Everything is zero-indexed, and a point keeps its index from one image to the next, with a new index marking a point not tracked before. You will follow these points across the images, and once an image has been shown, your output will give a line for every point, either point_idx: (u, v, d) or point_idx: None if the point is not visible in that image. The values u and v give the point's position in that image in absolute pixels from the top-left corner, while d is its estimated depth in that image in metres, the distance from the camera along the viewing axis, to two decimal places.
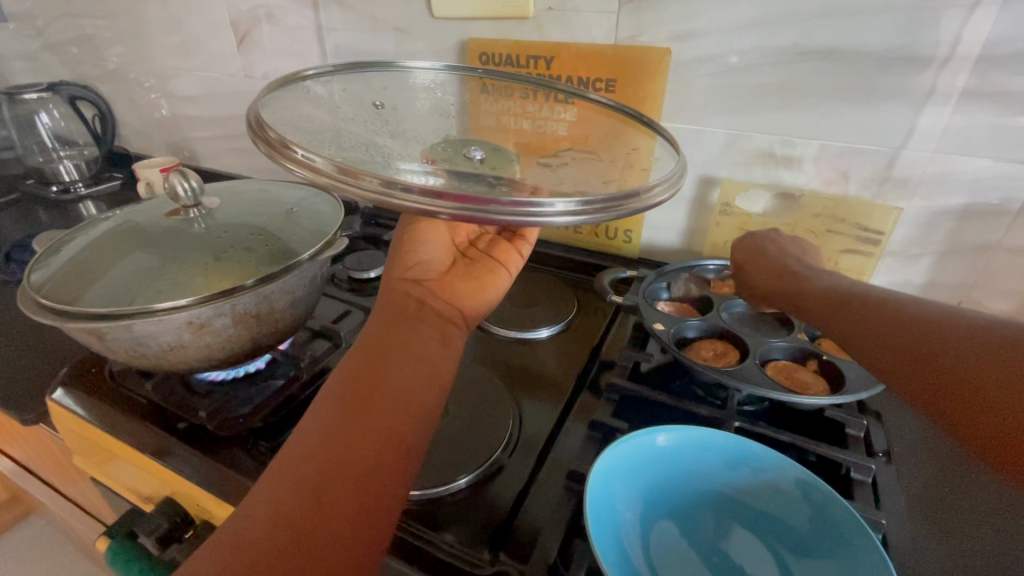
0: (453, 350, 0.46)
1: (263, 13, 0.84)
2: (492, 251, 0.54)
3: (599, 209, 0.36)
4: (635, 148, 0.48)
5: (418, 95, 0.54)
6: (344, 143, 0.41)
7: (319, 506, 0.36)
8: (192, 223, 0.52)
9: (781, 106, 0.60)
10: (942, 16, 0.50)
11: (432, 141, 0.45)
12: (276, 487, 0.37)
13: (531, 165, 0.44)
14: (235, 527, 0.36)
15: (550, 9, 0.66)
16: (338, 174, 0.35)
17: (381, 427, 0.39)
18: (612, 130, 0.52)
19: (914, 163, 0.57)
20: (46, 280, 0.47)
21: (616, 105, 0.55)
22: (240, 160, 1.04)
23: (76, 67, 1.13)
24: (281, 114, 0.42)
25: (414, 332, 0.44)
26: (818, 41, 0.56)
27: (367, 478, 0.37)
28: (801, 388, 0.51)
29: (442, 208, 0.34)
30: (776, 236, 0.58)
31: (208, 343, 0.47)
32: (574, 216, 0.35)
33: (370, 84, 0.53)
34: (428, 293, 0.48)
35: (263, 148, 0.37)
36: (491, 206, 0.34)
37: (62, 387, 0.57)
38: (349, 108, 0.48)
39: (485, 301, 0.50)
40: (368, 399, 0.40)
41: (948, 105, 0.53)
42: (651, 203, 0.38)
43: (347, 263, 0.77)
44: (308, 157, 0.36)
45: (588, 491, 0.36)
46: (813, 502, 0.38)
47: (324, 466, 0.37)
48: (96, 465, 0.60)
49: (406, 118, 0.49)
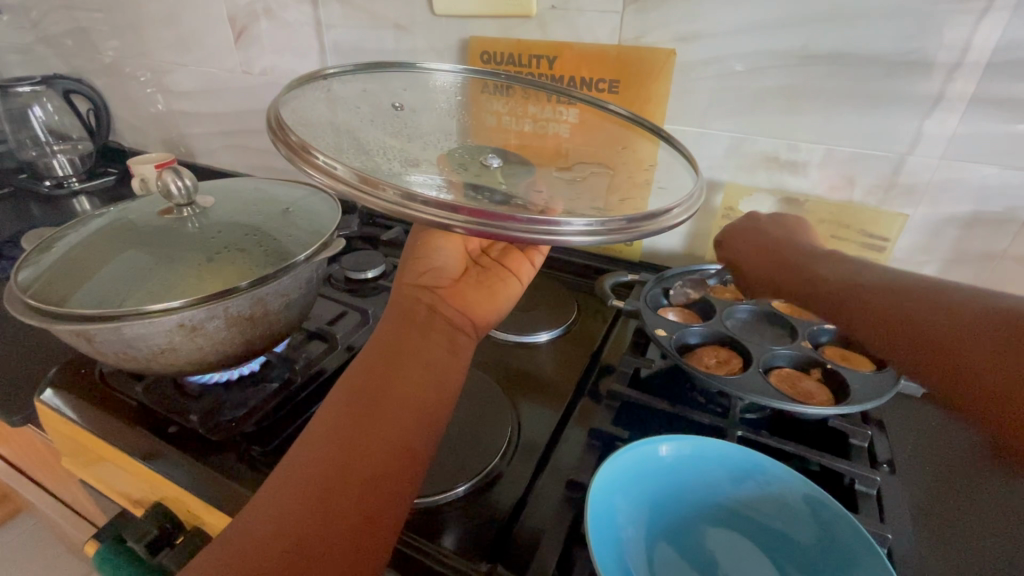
0: (462, 357, 0.44)
1: (262, 9, 0.82)
2: (505, 259, 0.52)
3: (617, 231, 0.35)
4: (655, 161, 0.47)
5: (437, 98, 0.53)
6: (359, 146, 0.39)
7: (322, 511, 0.35)
8: (186, 222, 0.51)
9: (786, 110, 0.59)
10: (953, 21, 0.49)
11: (449, 146, 0.44)
12: (282, 490, 0.36)
13: (545, 176, 0.43)
14: (239, 529, 0.36)
15: (554, 8, 0.65)
16: (357, 181, 0.34)
17: (391, 433, 0.38)
18: (622, 138, 0.51)
19: (920, 169, 0.56)
20: (35, 279, 0.46)
21: (633, 116, 0.54)
22: (237, 156, 1.03)
23: (71, 60, 1.11)
24: (303, 115, 0.41)
25: (423, 339, 0.43)
26: (826, 44, 0.55)
27: (371, 487, 0.36)
28: (803, 397, 0.50)
29: (457, 222, 0.33)
30: (776, 220, 0.56)
31: (201, 346, 0.46)
32: (592, 235, 0.34)
33: (390, 85, 0.52)
34: (439, 300, 0.47)
35: (282, 150, 0.36)
36: (508, 222, 0.33)
37: (51, 387, 0.55)
38: (366, 109, 0.46)
39: (496, 309, 0.49)
40: (374, 404, 0.39)
41: (957, 112, 0.52)
42: (669, 223, 0.37)
43: (343, 263, 0.76)
44: (328, 163, 0.35)
45: (589, 500, 0.35)
46: (821, 520, 0.37)
47: (332, 471, 0.36)
48: (85, 468, 0.59)
49: (421, 120, 0.48)
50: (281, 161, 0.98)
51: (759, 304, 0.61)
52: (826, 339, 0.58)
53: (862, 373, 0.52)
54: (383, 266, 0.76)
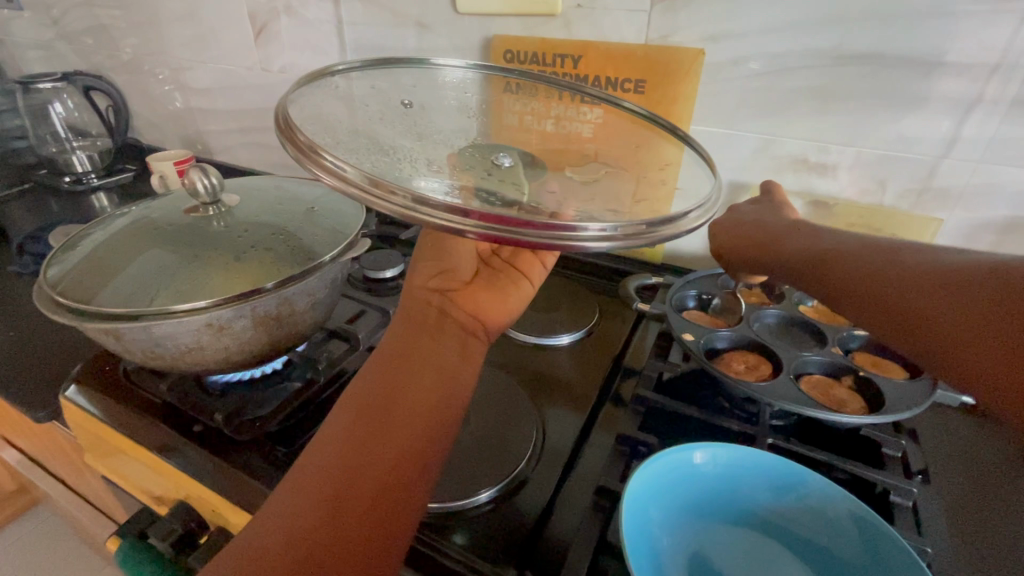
0: (473, 361, 0.44)
1: (282, 6, 0.82)
2: (516, 260, 0.52)
3: (633, 235, 0.34)
4: (669, 163, 0.46)
5: (447, 94, 0.52)
6: (371, 147, 0.39)
7: (333, 521, 0.34)
8: (211, 221, 0.51)
9: (817, 111, 0.58)
10: (995, 21, 0.48)
11: (460, 144, 0.44)
12: (292, 499, 0.36)
13: (557, 175, 0.42)
14: (252, 537, 0.35)
15: (579, 7, 0.64)
16: (367, 184, 0.33)
17: (402, 439, 0.38)
18: (644, 140, 0.50)
19: (956, 173, 0.55)
20: (63, 276, 0.46)
21: (648, 113, 0.53)
22: (254, 154, 1.03)
23: (91, 57, 1.12)
24: (311, 114, 0.40)
25: (434, 343, 0.43)
26: (860, 45, 0.54)
27: (385, 493, 0.36)
28: (836, 405, 0.50)
29: (469, 227, 0.33)
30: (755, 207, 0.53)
31: (227, 346, 0.46)
32: (607, 240, 0.33)
33: (400, 81, 0.52)
34: (449, 302, 0.46)
35: (290, 151, 0.36)
36: (522, 228, 0.32)
37: (75, 384, 0.55)
38: (376, 107, 0.46)
39: (508, 312, 0.48)
40: (385, 411, 0.39)
41: (997, 114, 0.51)
42: (686, 226, 0.36)
43: (363, 262, 0.76)
44: (337, 165, 0.34)
45: (624, 511, 0.35)
46: (864, 535, 0.36)
47: (343, 480, 0.36)
48: (107, 464, 0.59)
49: (434, 118, 0.48)
50: None
51: (786, 309, 0.61)
52: (855, 346, 0.57)
53: (893, 380, 0.51)
54: (401, 265, 0.76)
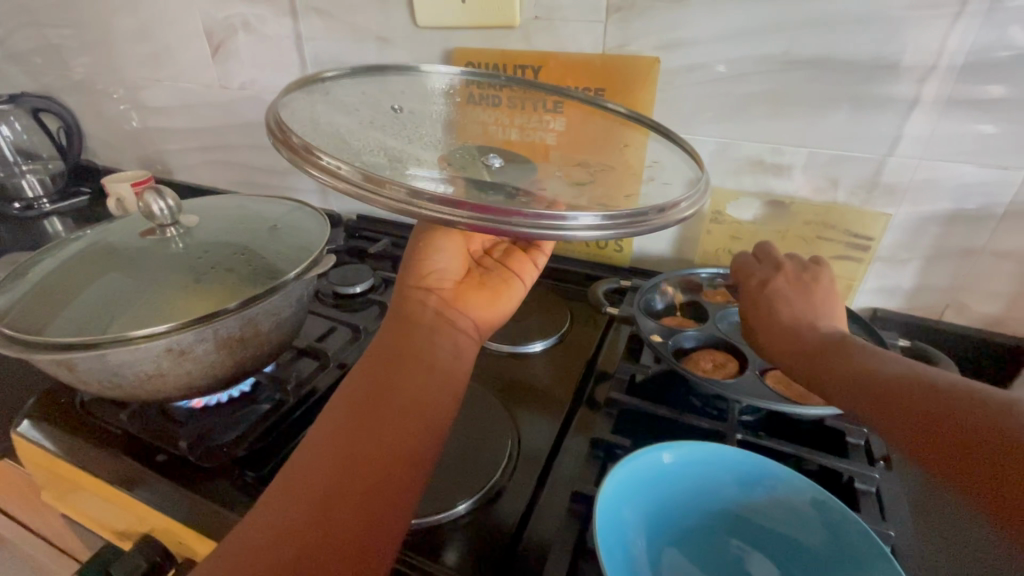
0: (464, 358, 0.44)
1: (239, 22, 0.81)
2: (506, 261, 0.53)
3: (622, 224, 0.35)
4: (653, 161, 0.47)
5: (433, 98, 0.53)
6: (360, 147, 0.39)
7: (324, 515, 0.35)
8: (169, 243, 0.50)
9: (771, 114, 0.60)
10: (927, 27, 0.51)
11: (448, 147, 0.44)
12: (283, 496, 0.36)
13: (548, 175, 0.43)
14: (244, 530, 0.35)
15: (538, 18, 0.65)
16: (362, 181, 0.34)
17: (392, 437, 0.38)
18: (613, 132, 0.52)
19: (901, 170, 0.58)
20: (8, 308, 0.44)
21: (632, 113, 0.54)
22: (217, 172, 1.01)
23: (39, 77, 1.08)
24: (300, 115, 0.41)
25: (428, 342, 0.43)
26: (806, 50, 0.56)
27: (375, 489, 0.36)
28: (799, 398, 0.52)
29: (460, 217, 0.33)
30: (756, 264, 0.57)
31: (189, 370, 0.45)
32: (599, 229, 0.34)
33: (390, 88, 0.52)
34: (441, 302, 0.46)
35: (286, 153, 0.36)
36: (512, 217, 0.33)
37: (28, 419, 0.53)
38: (365, 110, 0.46)
39: (498, 313, 0.49)
40: (375, 407, 0.39)
41: (934, 113, 0.54)
42: (672, 218, 0.37)
43: (332, 278, 0.75)
44: (332, 163, 0.35)
45: (598, 521, 0.35)
46: (827, 521, 0.38)
47: (332, 476, 0.36)
48: (65, 500, 0.56)
49: (421, 123, 0.48)
50: (263, 176, 0.96)
51: None
52: None
53: None
54: (372, 280, 0.75)
